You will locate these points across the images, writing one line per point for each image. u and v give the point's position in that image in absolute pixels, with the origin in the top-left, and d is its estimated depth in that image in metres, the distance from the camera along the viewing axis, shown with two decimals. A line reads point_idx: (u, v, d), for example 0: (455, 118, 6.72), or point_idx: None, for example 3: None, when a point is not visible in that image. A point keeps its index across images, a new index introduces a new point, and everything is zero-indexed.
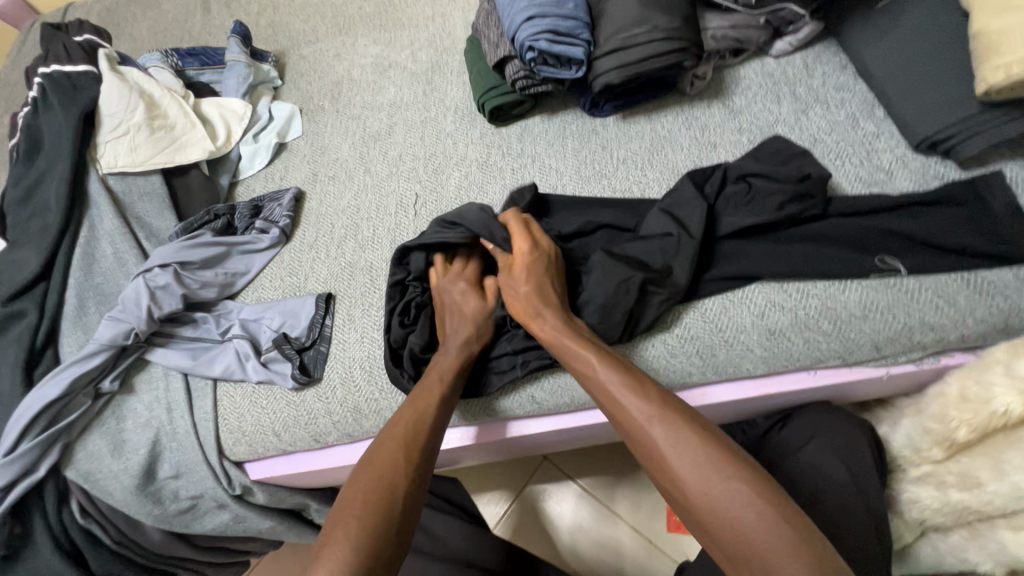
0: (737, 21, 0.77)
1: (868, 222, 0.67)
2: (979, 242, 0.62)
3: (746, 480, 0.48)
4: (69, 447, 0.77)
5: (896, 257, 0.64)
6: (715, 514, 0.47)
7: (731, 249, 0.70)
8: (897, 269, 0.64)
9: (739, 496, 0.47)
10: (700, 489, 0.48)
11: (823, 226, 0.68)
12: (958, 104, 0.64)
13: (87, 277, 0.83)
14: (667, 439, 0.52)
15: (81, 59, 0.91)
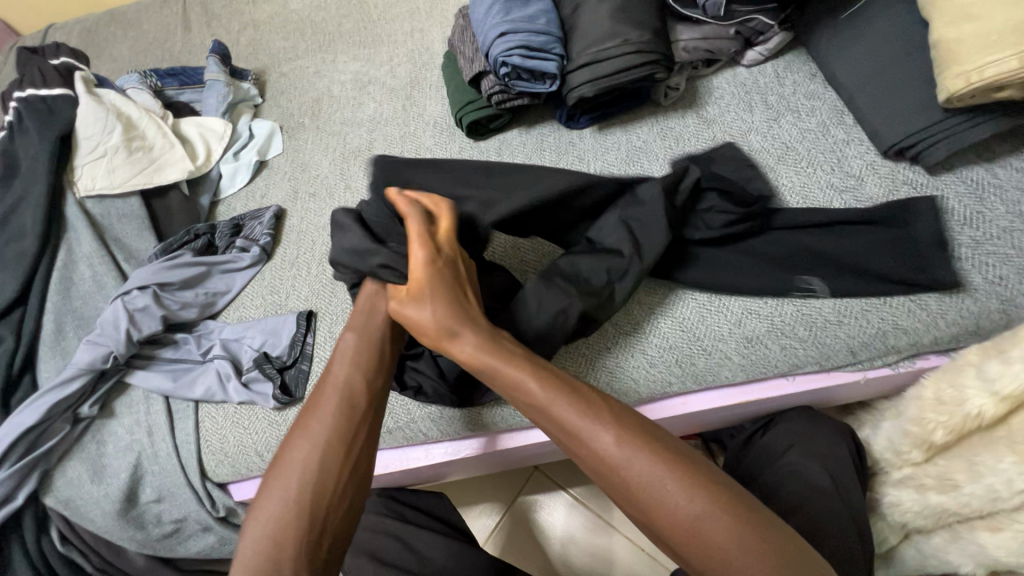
0: (708, 33, 0.78)
1: (797, 240, 0.69)
2: (901, 269, 0.63)
3: (703, 492, 0.45)
4: (49, 473, 0.76)
5: (818, 277, 0.66)
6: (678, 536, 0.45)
7: (692, 263, 0.70)
8: (815, 289, 0.66)
9: (701, 515, 0.44)
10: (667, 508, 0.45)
11: (779, 243, 0.69)
12: (923, 111, 0.66)
13: (65, 301, 0.83)
14: (618, 460, 0.47)
15: (58, 83, 0.91)
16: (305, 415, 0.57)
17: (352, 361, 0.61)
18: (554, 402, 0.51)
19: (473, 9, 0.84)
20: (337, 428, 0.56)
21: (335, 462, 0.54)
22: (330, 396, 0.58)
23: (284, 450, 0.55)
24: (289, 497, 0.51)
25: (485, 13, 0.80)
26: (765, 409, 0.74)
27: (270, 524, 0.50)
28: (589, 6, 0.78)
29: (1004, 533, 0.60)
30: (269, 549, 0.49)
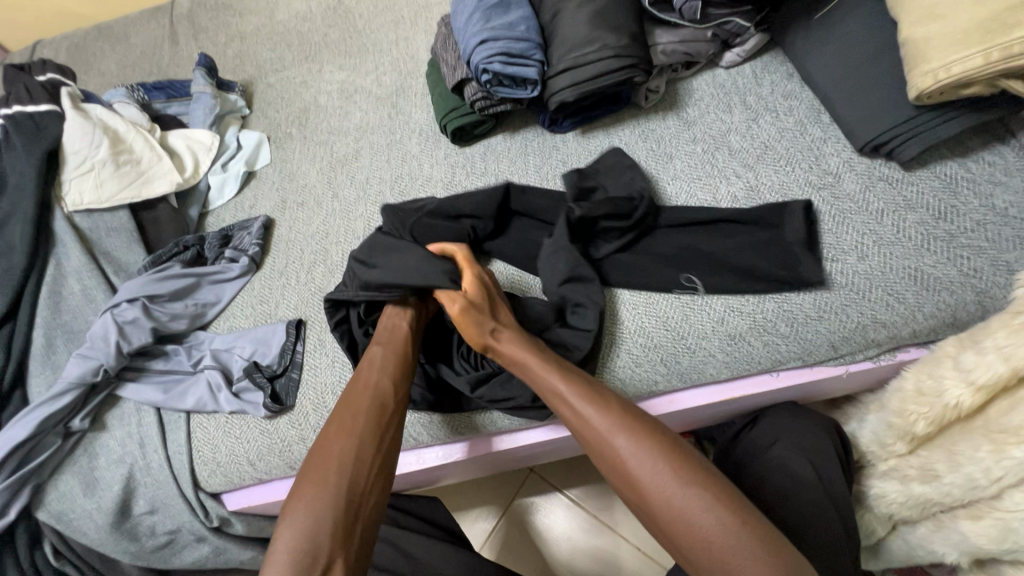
0: (685, 36, 0.79)
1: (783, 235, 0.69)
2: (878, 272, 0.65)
3: (733, 510, 0.48)
4: (41, 487, 0.77)
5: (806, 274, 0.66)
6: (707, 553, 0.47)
7: (657, 264, 0.72)
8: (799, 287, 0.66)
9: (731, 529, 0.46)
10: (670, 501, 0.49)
11: (715, 243, 0.72)
12: (896, 108, 0.67)
13: (55, 315, 0.83)
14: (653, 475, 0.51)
15: (44, 99, 0.92)
16: (338, 417, 0.62)
17: (380, 365, 0.66)
18: (599, 416, 0.56)
19: (455, 17, 0.85)
20: (367, 426, 0.61)
21: (366, 457, 0.59)
22: (360, 398, 0.63)
23: (318, 449, 0.59)
24: (324, 488, 0.55)
25: (466, 21, 0.81)
26: (736, 409, 0.76)
27: (307, 513, 0.53)
28: (567, 12, 0.79)
29: (984, 521, 0.60)
30: (308, 533, 0.52)
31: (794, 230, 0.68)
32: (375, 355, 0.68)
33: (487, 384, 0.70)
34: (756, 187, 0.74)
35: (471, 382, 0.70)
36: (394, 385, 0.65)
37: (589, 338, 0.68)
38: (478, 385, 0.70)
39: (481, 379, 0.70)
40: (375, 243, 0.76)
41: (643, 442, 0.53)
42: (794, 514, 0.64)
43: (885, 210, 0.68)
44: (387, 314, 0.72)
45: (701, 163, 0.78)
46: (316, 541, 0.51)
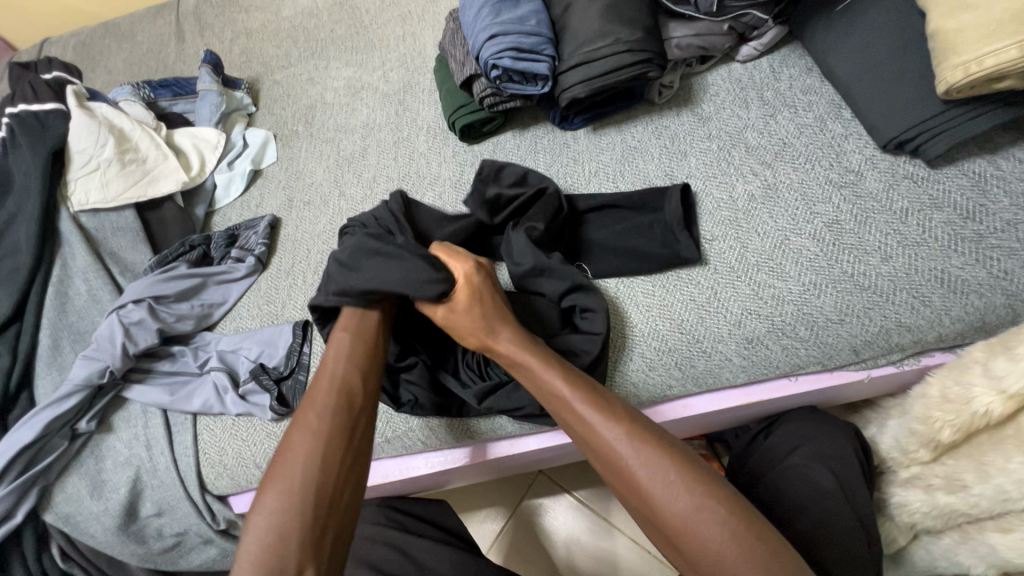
0: (701, 30, 0.77)
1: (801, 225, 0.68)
2: (903, 272, 0.63)
3: (740, 517, 0.47)
4: (48, 490, 0.76)
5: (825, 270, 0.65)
6: (708, 558, 0.46)
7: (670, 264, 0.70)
8: (819, 289, 0.65)
9: (735, 538, 0.46)
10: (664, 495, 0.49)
11: (605, 231, 0.75)
12: (922, 103, 0.64)
13: (61, 316, 0.82)
14: (657, 480, 0.49)
15: (49, 97, 0.91)
16: (304, 414, 0.59)
17: (344, 356, 0.64)
18: (602, 417, 0.54)
19: (463, 11, 0.83)
20: (336, 420, 0.58)
21: (336, 452, 0.56)
22: (326, 393, 0.60)
23: (284, 447, 0.57)
24: (291, 488, 0.53)
25: (475, 15, 0.79)
26: (754, 414, 0.74)
27: (278, 510, 0.51)
28: (579, 5, 0.77)
29: (1014, 534, 0.59)
30: (278, 533, 0.50)
31: (672, 209, 0.72)
32: (343, 344, 0.65)
33: (495, 396, 0.68)
34: (774, 186, 0.72)
35: (479, 395, 0.68)
36: (362, 379, 0.63)
37: (598, 343, 0.66)
38: (485, 397, 0.69)
39: (488, 391, 0.69)
40: (359, 246, 0.69)
41: (649, 447, 0.51)
42: (814, 525, 0.63)
43: (909, 210, 0.65)
44: (345, 317, 0.68)
45: (716, 161, 0.76)
46: (287, 537, 0.50)
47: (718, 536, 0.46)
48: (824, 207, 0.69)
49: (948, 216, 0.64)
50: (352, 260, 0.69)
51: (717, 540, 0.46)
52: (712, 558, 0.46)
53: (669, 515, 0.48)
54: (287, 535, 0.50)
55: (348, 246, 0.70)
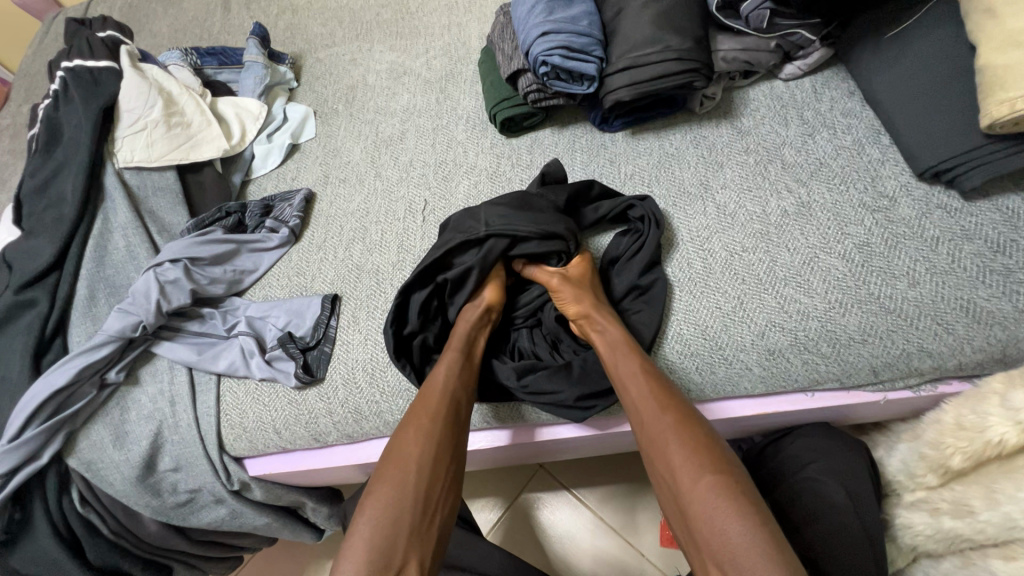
0: (748, 44, 0.78)
1: (828, 243, 0.70)
2: (925, 297, 0.64)
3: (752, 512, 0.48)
4: (72, 435, 0.78)
5: (850, 288, 0.67)
6: (712, 543, 0.47)
7: (698, 272, 0.72)
8: (845, 307, 0.66)
9: (744, 531, 0.46)
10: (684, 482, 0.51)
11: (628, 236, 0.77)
12: (962, 135, 0.65)
13: (98, 268, 0.85)
14: (681, 465, 0.52)
15: (104, 55, 0.94)
16: (415, 413, 0.62)
17: (454, 370, 0.67)
18: (646, 400, 0.58)
19: (516, 7, 0.85)
20: (446, 424, 0.62)
21: (444, 460, 0.60)
22: (437, 399, 0.63)
23: (394, 447, 0.60)
24: (404, 488, 0.56)
25: (528, 11, 0.81)
26: (769, 425, 0.76)
27: (386, 504, 0.55)
28: (631, 10, 0.78)
29: (1017, 562, 0.58)
30: (384, 529, 0.53)
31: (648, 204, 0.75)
32: (449, 362, 0.68)
33: (534, 375, 0.70)
34: (808, 204, 0.73)
35: (518, 372, 0.71)
36: (464, 393, 0.66)
37: (642, 345, 0.68)
38: (524, 375, 0.71)
39: (527, 369, 0.71)
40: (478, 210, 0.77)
41: (682, 434, 0.54)
42: (822, 536, 0.65)
43: (941, 238, 0.67)
44: (467, 321, 0.72)
45: (752, 174, 0.77)
46: (392, 542, 0.53)
47: (726, 524, 0.47)
48: (856, 229, 0.70)
49: (978, 247, 0.65)
50: (471, 218, 0.77)
51: (725, 525, 0.47)
52: (715, 543, 0.47)
53: (684, 496, 0.51)
54: (392, 536, 0.53)
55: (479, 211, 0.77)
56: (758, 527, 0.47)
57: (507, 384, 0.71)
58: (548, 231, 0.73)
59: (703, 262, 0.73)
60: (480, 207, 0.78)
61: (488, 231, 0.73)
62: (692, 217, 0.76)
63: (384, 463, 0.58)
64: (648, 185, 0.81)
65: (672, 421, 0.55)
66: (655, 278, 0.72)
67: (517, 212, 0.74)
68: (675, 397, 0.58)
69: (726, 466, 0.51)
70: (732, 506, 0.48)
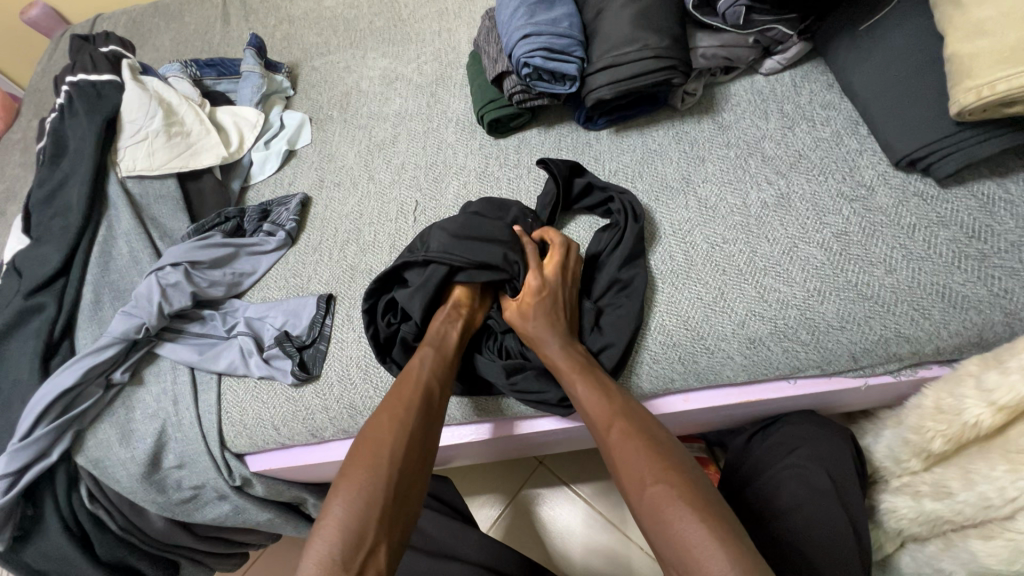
0: (726, 41, 0.80)
1: (801, 237, 0.71)
2: (895, 287, 0.65)
3: (701, 508, 0.49)
4: (81, 434, 0.81)
5: (821, 280, 0.68)
6: (662, 539, 0.49)
7: (679, 263, 0.74)
8: (818, 295, 0.67)
9: (692, 524, 0.48)
10: (637, 486, 0.53)
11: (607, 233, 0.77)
12: (935, 124, 0.66)
13: (103, 274, 0.88)
14: (631, 471, 0.54)
15: (107, 69, 0.98)
16: (390, 405, 0.64)
17: (430, 365, 0.69)
18: (598, 411, 0.61)
19: (500, 11, 0.87)
20: (418, 415, 0.64)
21: (415, 452, 0.61)
22: (412, 392, 0.65)
23: (366, 438, 0.61)
24: (376, 474, 0.57)
25: (511, 15, 0.83)
26: (755, 414, 0.77)
27: (357, 491, 0.56)
28: (611, 11, 0.80)
29: (995, 541, 0.58)
30: (357, 515, 0.55)
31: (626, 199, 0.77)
32: (425, 356, 0.70)
33: (522, 374, 0.72)
34: (787, 195, 0.74)
35: (506, 370, 0.73)
36: (440, 388, 0.68)
37: (624, 338, 0.70)
38: (512, 373, 0.72)
39: (515, 367, 0.72)
40: (430, 230, 0.78)
41: (630, 444, 0.56)
42: (801, 523, 0.66)
43: (917, 226, 0.68)
44: (441, 319, 0.74)
45: (733, 168, 0.79)
46: (363, 526, 0.54)
47: (677, 520, 0.49)
48: (834, 218, 0.71)
49: (955, 234, 0.66)
50: (422, 238, 0.78)
51: (673, 521, 0.49)
52: (664, 537, 0.49)
53: (637, 502, 0.53)
54: (363, 524, 0.54)
55: (429, 232, 0.78)
56: (708, 522, 0.48)
57: (496, 382, 0.73)
58: (484, 262, 0.74)
59: (683, 256, 0.74)
60: (430, 227, 0.79)
61: (428, 258, 0.74)
62: (674, 211, 0.78)
63: (356, 452, 0.60)
64: (633, 180, 0.82)
65: (620, 433, 0.58)
66: (636, 272, 0.73)
67: (460, 238, 0.75)
68: (627, 408, 0.61)
69: (674, 466, 0.53)
70: (681, 502, 0.50)
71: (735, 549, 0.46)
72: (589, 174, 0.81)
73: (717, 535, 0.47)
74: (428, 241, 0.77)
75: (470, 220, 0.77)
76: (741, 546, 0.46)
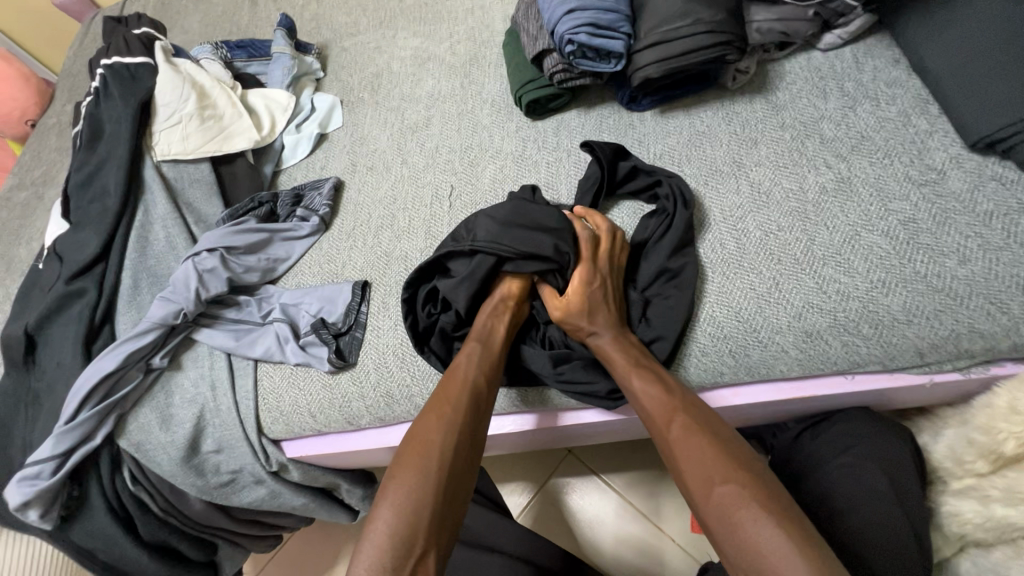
0: (784, 14, 0.75)
1: (864, 224, 0.67)
2: (970, 279, 0.61)
3: (774, 513, 0.47)
4: (123, 417, 0.82)
5: (886, 270, 0.64)
6: (733, 542, 0.48)
7: (732, 251, 0.70)
8: (884, 287, 0.63)
9: (766, 530, 0.47)
10: (703, 487, 0.52)
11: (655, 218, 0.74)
12: (1020, 101, 0.61)
13: (141, 259, 0.88)
14: (696, 471, 0.53)
15: (140, 52, 0.96)
16: (437, 401, 0.63)
17: (477, 360, 0.67)
18: (654, 407, 0.59)
19: None
20: (466, 412, 0.62)
21: (465, 449, 0.60)
22: (459, 388, 0.64)
23: (415, 435, 0.60)
24: (426, 474, 0.57)
25: None
26: (807, 410, 0.73)
27: (409, 490, 0.55)
28: None
29: None
30: (407, 515, 0.54)
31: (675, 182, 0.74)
32: (472, 351, 0.68)
33: (569, 364, 0.70)
34: (849, 179, 0.70)
35: (553, 359, 0.71)
36: (489, 384, 0.66)
37: (675, 330, 0.67)
38: (559, 362, 0.71)
39: (562, 358, 0.70)
40: (474, 217, 0.75)
41: (693, 442, 0.54)
42: (860, 524, 0.63)
43: (994, 213, 0.63)
44: (487, 313, 0.71)
45: (788, 151, 0.74)
46: (415, 526, 0.54)
47: (749, 524, 0.47)
48: (901, 205, 0.66)
49: None
50: (466, 225, 0.76)
51: (745, 526, 0.48)
52: (736, 541, 0.48)
53: (703, 503, 0.51)
54: (414, 524, 0.54)
55: (474, 219, 0.75)
56: (782, 527, 0.46)
57: (542, 373, 0.71)
58: (533, 253, 0.71)
59: (736, 244, 0.70)
60: (474, 214, 0.76)
61: (475, 246, 0.71)
62: (724, 196, 0.74)
63: (406, 449, 0.59)
64: (680, 163, 0.78)
65: (681, 430, 0.56)
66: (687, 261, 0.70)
67: (505, 228, 0.72)
68: (687, 402, 0.59)
69: (742, 466, 0.52)
70: (754, 507, 0.48)
71: (813, 556, 0.45)
72: (634, 157, 0.78)
73: (795, 543, 0.45)
74: (473, 229, 0.74)
75: (517, 208, 0.74)
76: (818, 553, 0.45)
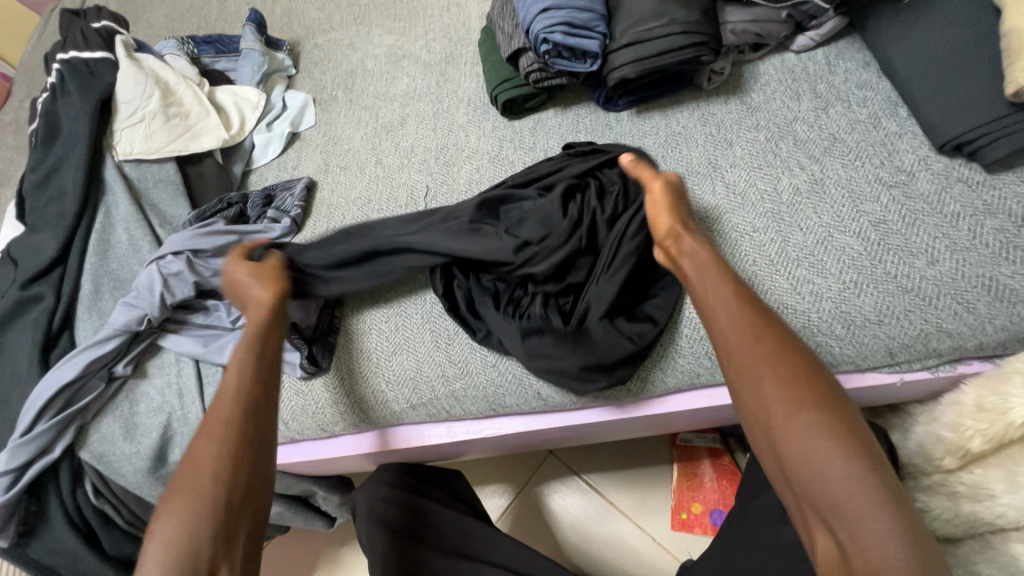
0: (758, 15, 0.75)
1: (835, 225, 0.67)
2: (938, 280, 0.62)
3: (861, 457, 0.44)
4: (84, 428, 0.79)
5: (857, 271, 0.64)
6: (808, 486, 0.45)
7: (715, 245, 0.69)
8: (855, 286, 0.64)
9: (844, 471, 0.43)
10: (781, 416, 0.47)
11: None
12: (985, 105, 0.62)
13: (102, 262, 0.85)
14: (773, 399, 0.48)
15: (100, 46, 0.93)
16: (209, 417, 0.58)
17: (240, 370, 0.61)
18: (738, 334, 0.53)
19: None
20: (243, 420, 0.57)
21: (247, 456, 0.56)
22: (228, 399, 0.59)
23: (189, 456, 0.56)
24: (203, 493, 0.52)
25: None
26: None
27: (181, 511, 0.52)
28: None
29: None
30: (181, 539, 0.50)
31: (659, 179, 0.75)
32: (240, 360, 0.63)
33: (539, 342, 0.68)
34: (821, 180, 0.71)
35: (522, 340, 0.69)
36: (263, 390, 0.61)
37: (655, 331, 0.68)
38: (528, 343, 0.69)
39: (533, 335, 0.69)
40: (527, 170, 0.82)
41: (778, 371, 0.49)
42: None
43: (961, 214, 0.64)
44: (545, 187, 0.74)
45: (763, 152, 0.74)
46: (194, 547, 0.50)
47: (832, 465, 0.44)
48: (872, 206, 0.67)
49: (1003, 223, 0.62)
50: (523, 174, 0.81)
51: (825, 465, 0.44)
52: (818, 492, 0.44)
53: (778, 432, 0.47)
54: (192, 547, 0.50)
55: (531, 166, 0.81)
56: (868, 473, 0.43)
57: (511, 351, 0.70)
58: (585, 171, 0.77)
59: (715, 244, 0.71)
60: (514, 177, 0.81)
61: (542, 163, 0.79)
62: (700, 197, 0.74)
63: (183, 473, 0.54)
64: (657, 163, 0.78)
65: (765, 352, 0.51)
66: None
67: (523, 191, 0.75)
68: (771, 327, 0.53)
69: (836, 406, 0.46)
70: (838, 448, 0.44)
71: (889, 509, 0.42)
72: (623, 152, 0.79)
73: (883, 502, 0.42)
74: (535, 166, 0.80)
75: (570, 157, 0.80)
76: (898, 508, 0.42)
